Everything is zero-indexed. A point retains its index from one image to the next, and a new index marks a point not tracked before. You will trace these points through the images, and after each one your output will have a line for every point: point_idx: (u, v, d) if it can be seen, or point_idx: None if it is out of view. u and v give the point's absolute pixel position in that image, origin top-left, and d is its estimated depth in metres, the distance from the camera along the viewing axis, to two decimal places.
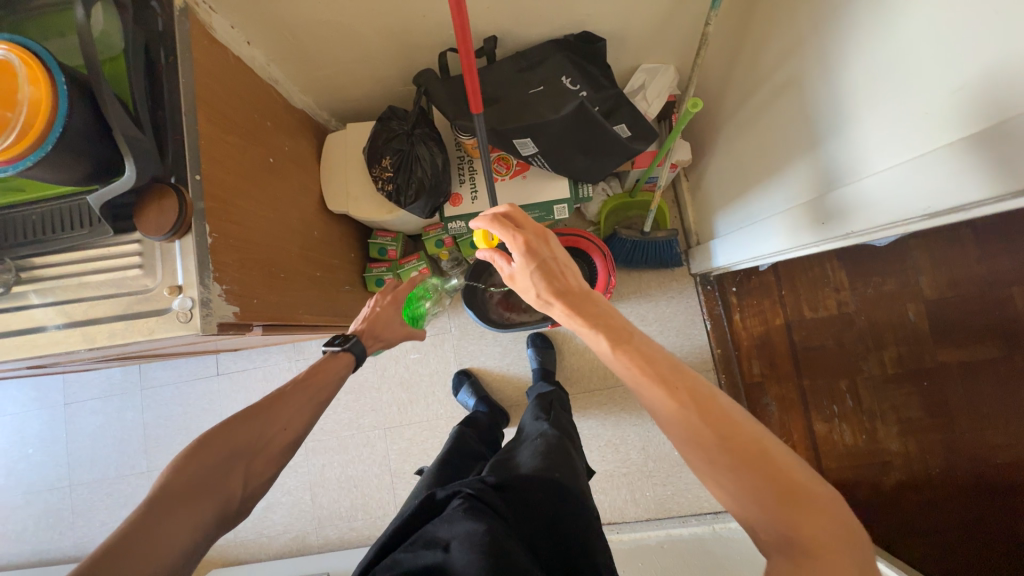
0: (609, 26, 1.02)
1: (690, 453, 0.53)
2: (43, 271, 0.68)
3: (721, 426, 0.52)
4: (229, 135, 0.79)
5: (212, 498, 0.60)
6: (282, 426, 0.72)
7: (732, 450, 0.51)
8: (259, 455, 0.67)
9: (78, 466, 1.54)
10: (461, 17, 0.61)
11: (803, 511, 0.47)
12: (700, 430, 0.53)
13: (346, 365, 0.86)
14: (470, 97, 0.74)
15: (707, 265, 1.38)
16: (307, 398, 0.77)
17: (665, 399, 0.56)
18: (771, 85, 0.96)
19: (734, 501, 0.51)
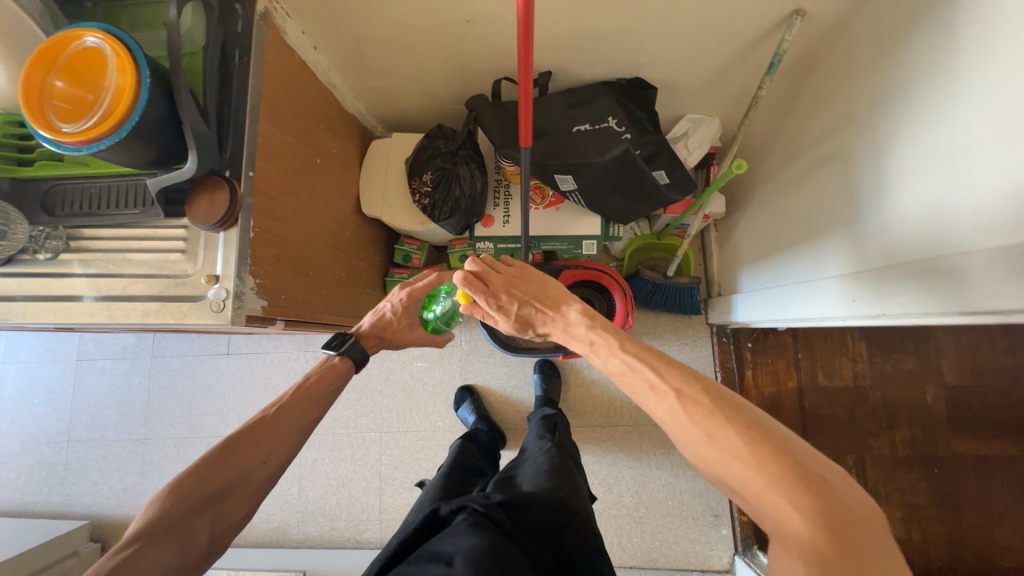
0: (662, 75, 1.04)
1: (698, 456, 0.57)
2: (91, 243, 0.70)
3: (713, 426, 0.55)
4: (284, 135, 0.81)
5: (181, 539, 0.63)
6: (262, 460, 0.72)
7: (739, 456, 0.53)
8: (235, 493, 0.69)
9: (79, 423, 1.56)
10: (526, 56, 0.63)
11: (819, 499, 0.48)
12: (692, 428, 0.57)
13: (342, 372, 0.88)
14: (521, 129, 0.76)
15: (725, 317, 1.38)
16: (293, 418, 0.78)
17: (657, 403, 0.61)
18: (815, 154, 0.97)
19: (753, 504, 0.53)
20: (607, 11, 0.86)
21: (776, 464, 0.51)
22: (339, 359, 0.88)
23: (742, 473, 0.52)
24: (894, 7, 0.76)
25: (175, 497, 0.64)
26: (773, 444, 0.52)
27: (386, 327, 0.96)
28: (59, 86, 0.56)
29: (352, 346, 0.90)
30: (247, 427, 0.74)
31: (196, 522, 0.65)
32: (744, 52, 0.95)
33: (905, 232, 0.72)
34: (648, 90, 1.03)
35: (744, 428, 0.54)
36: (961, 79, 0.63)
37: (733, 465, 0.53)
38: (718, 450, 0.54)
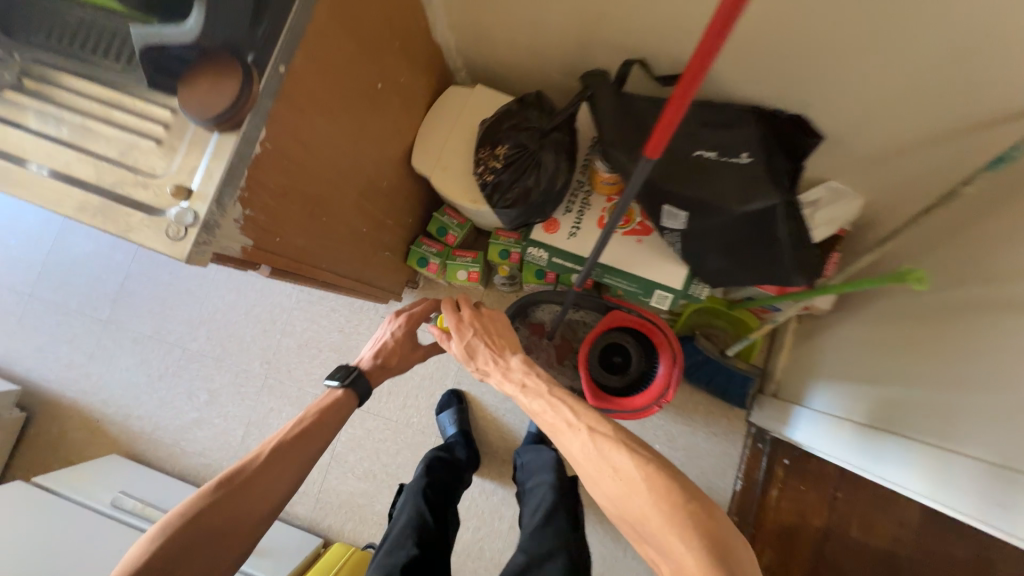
0: (831, 125, 0.80)
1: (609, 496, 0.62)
2: (53, 90, 0.52)
3: (625, 463, 0.61)
4: (345, 37, 0.61)
5: None
6: (257, 500, 0.69)
7: (640, 493, 0.59)
8: (232, 535, 0.67)
9: (46, 281, 1.42)
10: (722, 29, 0.43)
11: (715, 547, 0.54)
12: (605, 468, 0.61)
13: (340, 407, 0.81)
14: (653, 135, 0.55)
15: (772, 423, 1.16)
16: (286, 465, 0.73)
17: (575, 439, 0.64)
18: (984, 288, 0.74)
19: (652, 547, 0.58)
20: None
21: (671, 502, 0.57)
22: (343, 392, 0.83)
23: (646, 511, 0.58)
24: None
25: (165, 544, 0.62)
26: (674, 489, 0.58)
27: (389, 355, 0.89)
28: None
29: (357, 378, 0.84)
30: (237, 471, 0.69)
31: (199, 559, 0.64)
32: (956, 131, 0.71)
33: (1016, 424, 0.61)
34: (810, 138, 0.79)
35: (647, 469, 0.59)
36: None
37: (636, 499, 0.59)
38: (625, 486, 0.60)
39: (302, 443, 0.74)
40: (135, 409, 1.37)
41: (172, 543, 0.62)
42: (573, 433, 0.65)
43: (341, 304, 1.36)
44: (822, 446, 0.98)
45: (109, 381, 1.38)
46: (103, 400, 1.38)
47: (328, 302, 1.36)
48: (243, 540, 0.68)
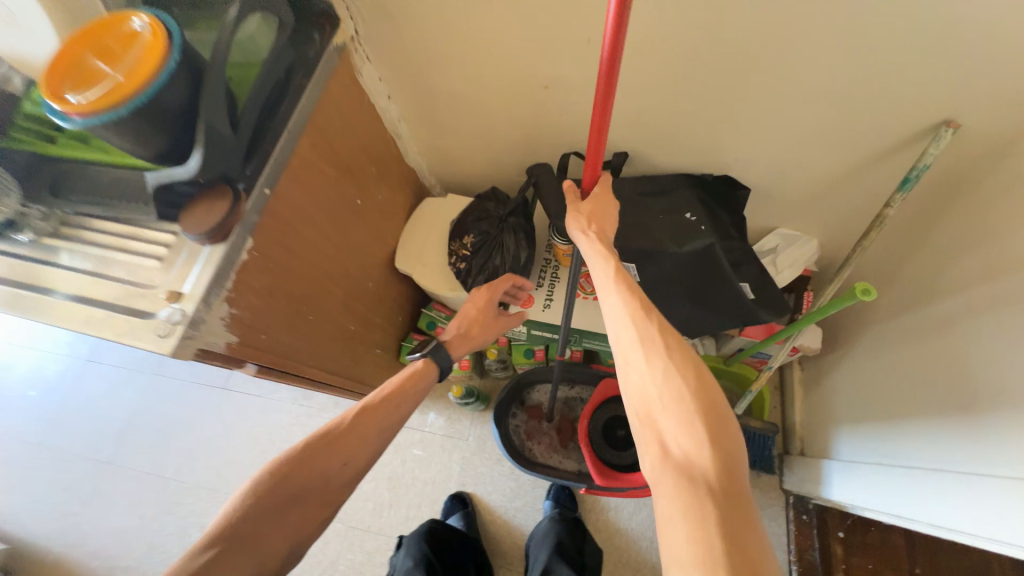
0: (758, 179, 0.89)
1: (631, 364, 0.55)
2: (88, 234, 0.64)
3: (679, 356, 0.53)
4: (323, 164, 0.75)
5: (257, 553, 0.57)
6: (342, 462, 0.64)
7: (696, 433, 0.49)
8: (314, 500, 0.62)
9: (54, 428, 1.45)
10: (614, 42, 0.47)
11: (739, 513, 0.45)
12: (655, 341, 0.54)
13: (425, 375, 0.77)
14: (585, 173, 0.64)
15: (809, 487, 1.03)
16: (376, 419, 0.69)
17: (641, 351, 0.54)
18: (971, 305, 0.73)
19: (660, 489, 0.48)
20: (705, 96, 0.75)
21: (704, 410, 0.50)
22: (424, 363, 0.79)
23: (672, 397, 0.51)
24: None
25: (256, 501, 0.59)
26: (716, 403, 0.51)
27: (470, 326, 0.85)
28: (90, 60, 0.50)
29: (437, 347, 0.80)
30: (329, 425, 0.66)
31: (267, 532, 0.58)
32: (865, 167, 0.80)
33: None
34: (737, 189, 0.89)
35: (700, 374, 0.52)
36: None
37: (672, 385, 0.52)
38: (664, 366, 0.53)
39: (388, 407, 0.70)
40: (123, 559, 1.27)
41: (240, 521, 0.58)
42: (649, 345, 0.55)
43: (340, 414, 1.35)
44: (862, 502, 0.87)
45: (99, 529, 1.31)
46: (90, 552, 1.29)
47: (328, 413, 1.35)
48: (318, 519, 0.62)
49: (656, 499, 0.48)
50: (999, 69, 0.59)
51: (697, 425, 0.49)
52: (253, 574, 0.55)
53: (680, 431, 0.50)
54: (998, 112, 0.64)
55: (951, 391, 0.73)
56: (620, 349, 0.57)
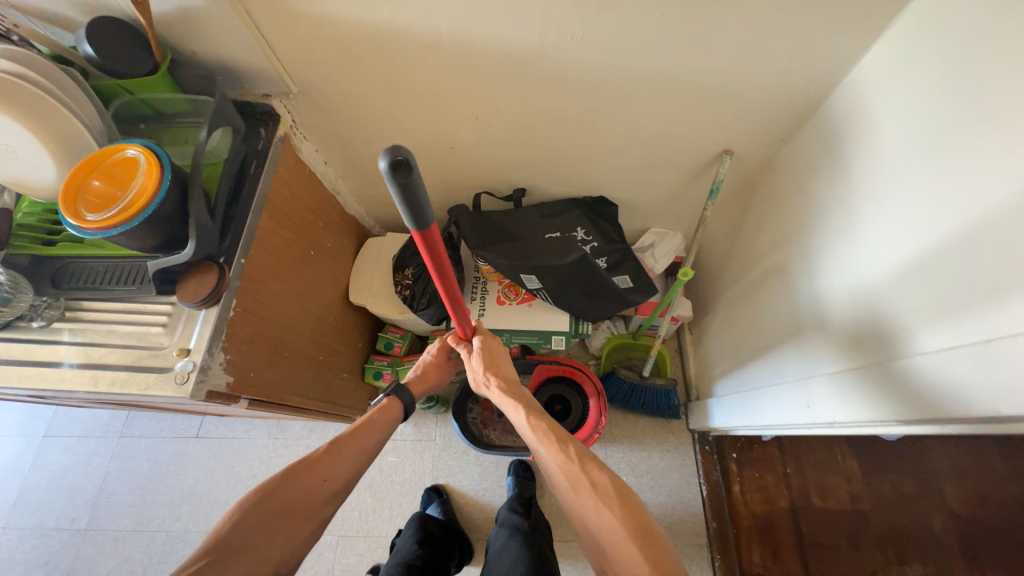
0: (624, 195, 1.19)
1: (575, 508, 0.69)
2: (84, 314, 0.76)
3: (604, 482, 0.69)
4: (282, 229, 0.93)
5: (244, 561, 0.64)
6: (324, 480, 0.74)
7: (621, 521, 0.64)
8: (300, 515, 0.70)
9: (22, 508, 1.46)
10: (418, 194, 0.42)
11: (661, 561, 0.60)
12: (583, 482, 0.69)
13: (393, 413, 0.87)
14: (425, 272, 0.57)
15: (704, 423, 1.33)
16: (355, 446, 0.80)
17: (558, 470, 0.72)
18: (762, 267, 1.05)
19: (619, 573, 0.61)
20: (569, 144, 1.02)
21: (636, 530, 0.63)
22: (389, 400, 0.89)
23: (610, 525, 0.64)
24: (803, 150, 0.90)
25: (243, 514, 0.67)
26: (644, 520, 0.65)
27: (429, 368, 0.98)
28: (95, 184, 0.67)
29: (401, 389, 0.91)
30: (313, 452, 0.76)
31: (250, 548, 0.65)
32: (691, 180, 1.10)
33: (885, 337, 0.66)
34: (609, 207, 1.18)
35: (624, 494, 0.67)
36: (907, 165, 0.64)
37: (606, 514, 0.65)
38: (596, 500, 0.67)
39: (364, 431, 0.81)
40: None
41: (225, 536, 0.65)
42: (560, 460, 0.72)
43: (315, 439, 1.49)
44: (731, 424, 1.15)
45: None
46: None
47: (303, 441, 1.49)
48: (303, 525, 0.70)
49: None
50: (741, 117, 0.91)
51: (613, 512, 0.65)
52: None
53: (604, 522, 0.65)
54: (753, 141, 0.96)
55: (763, 330, 1.03)
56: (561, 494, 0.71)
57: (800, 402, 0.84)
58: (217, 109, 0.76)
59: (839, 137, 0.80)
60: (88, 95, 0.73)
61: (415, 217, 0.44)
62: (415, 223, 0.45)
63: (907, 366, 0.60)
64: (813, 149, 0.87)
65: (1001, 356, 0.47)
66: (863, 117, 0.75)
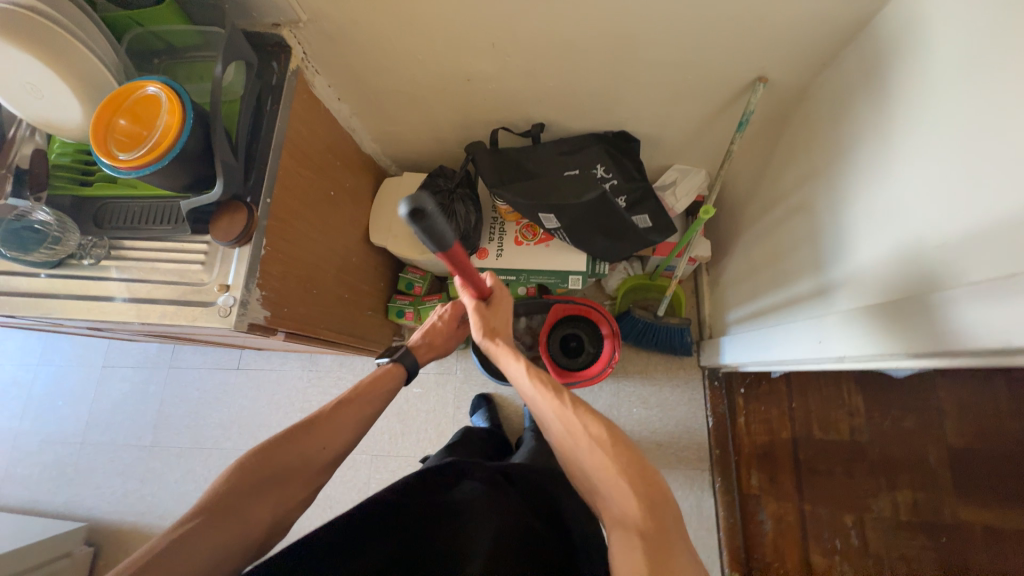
0: (646, 130, 1.14)
1: (568, 448, 0.68)
2: (127, 253, 0.80)
3: (593, 427, 0.67)
4: (303, 169, 0.93)
5: (239, 523, 0.66)
6: (321, 446, 0.76)
7: (605, 450, 0.64)
8: (295, 480, 0.72)
9: (94, 427, 1.65)
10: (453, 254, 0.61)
11: (646, 483, 0.61)
12: (572, 420, 0.68)
13: (395, 377, 0.90)
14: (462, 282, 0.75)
15: (715, 360, 1.37)
16: (351, 414, 0.81)
17: (550, 403, 0.71)
18: (786, 205, 1.03)
19: (605, 496, 0.63)
20: (591, 74, 0.97)
21: (628, 469, 0.62)
22: (393, 365, 0.91)
23: (602, 465, 0.63)
24: (844, 76, 0.84)
25: (238, 475, 0.68)
26: (637, 461, 0.64)
27: (435, 336, 1.01)
28: (122, 123, 0.68)
29: (403, 354, 0.93)
30: (309, 417, 0.78)
31: (248, 509, 0.67)
32: (719, 112, 1.04)
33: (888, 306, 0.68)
34: (631, 142, 1.13)
35: (611, 432, 0.66)
36: (952, 92, 0.61)
37: (597, 454, 0.64)
38: (587, 440, 0.66)
39: (361, 398, 0.83)
40: None
41: (221, 496, 0.66)
42: (549, 395, 0.72)
43: (346, 371, 1.60)
44: (741, 362, 1.20)
45: (161, 498, 1.55)
46: (158, 517, 1.53)
47: (335, 373, 1.60)
48: (304, 483, 0.74)
49: (607, 500, 0.62)
50: (780, 39, 0.84)
51: (599, 439, 0.65)
52: (236, 539, 0.65)
53: (592, 449, 0.65)
54: (790, 67, 0.90)
55: (782, 273, 1.03)
56: (556, 436, 0.70)
57: (810, 343, 0.86)
58: (230, 41, 0.74)
59: (884, 61, 0.74)
60: (100, 29, 0.72)
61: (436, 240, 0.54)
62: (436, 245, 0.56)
63: (926, 304, 0.60)
64: (855, 74, 0.81)
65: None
66: (912, 37, 0.68)
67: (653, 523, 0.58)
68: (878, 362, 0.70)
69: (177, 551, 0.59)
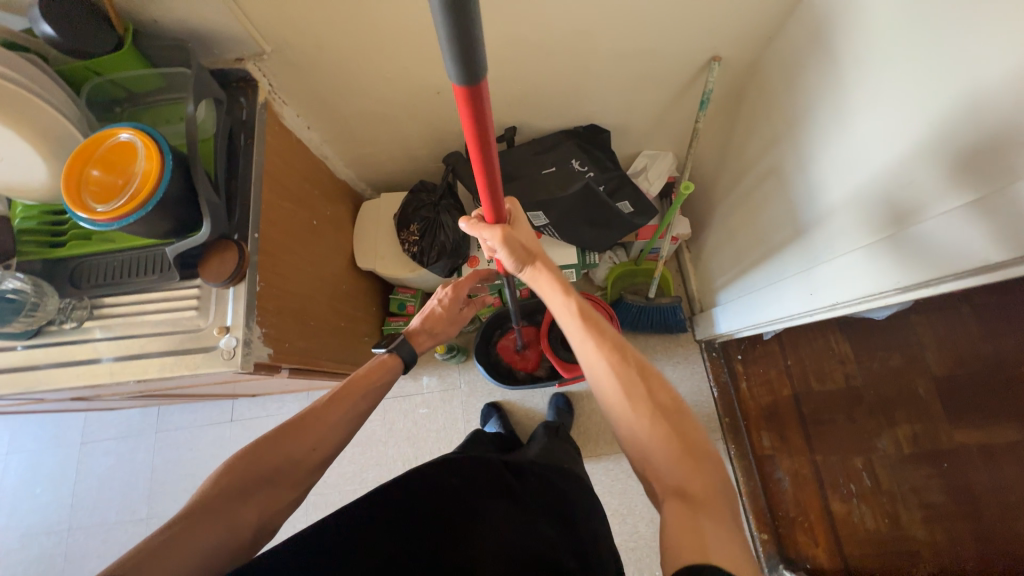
0: (613, 120, 1.18)
1: (622, 413, 0.66)
2: (112, 310, 0.76)
3: (657, 392, 0.66)
4: (284, 201, 0.91)
5: (225, 525, 0.63)
6: (310, 446, 0.73)
7: (669, 416, 0.63)
8: (285, 480, 0.69)
9: (80, 509, 1.54)
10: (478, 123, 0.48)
11: (699, 458, 0.60)
12: (634, 383, 0.67)
13: (390, 368, 0.88)
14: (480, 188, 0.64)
15: (710, 331, 1.42)
16: (342, 408, 0.78)
17: (613, 361, 0.70)
18: (756, 172, 1.08)
19: (657, 466, 0.61)
20: (556, 73, 1.00)
21: (687, 444, 0.61)
22: (390, 356, 0.89)
23: (661, 437, 0.62)
24: (791, 45, 0.90)
25: (227, 478, 0.66)
26: (696, 435, 0.62)
27: (435, 324, 1.00)
28: (94, 174, 0.65)
29: (401, 344, 0.92)
30: (298, 415, 0.75)
31: (234, 511, 0.64)
32: (680, 94, 1.10)
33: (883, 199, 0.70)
34: (601, 134, 1.17)
35: (674, 405, 0.65)
36: (893, 45, 0.67)
37: (658, 426, 0.62)
38: (649, 410, 0.64)
39: (353, 392, 0.80)
40: None
41: (209, 500, 0.63)
42: (610, 354, 0.71)
43: None
44: (736, 327, 1.24)
45: None
46: None
47: None
48: (295, 484, 0.71)
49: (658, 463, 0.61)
50: (728, 18, 0.89)
51: (657, 406, 0.64)
52: (222, 542, 0.61)
53: (650, 413, 0.64)
54: (739, 44, 0.96)
55: (763, 234, 1.08)
56: (610, 400, 0.68)
57: (802, 295, 0.90)
58: (198, 80, 0.73)
59: (826, 25, 0.80)
60: (58, 82, 0.69)
61: (460, 57, 0.37)
62: (460, 74, 0.39)
63: (906, 237, 0.64)
64: (800, 43, 0.87)
65: (998, 206, 0.51)
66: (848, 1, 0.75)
67: (705, 489, 0.56)
68: (868, 298, 0.74)
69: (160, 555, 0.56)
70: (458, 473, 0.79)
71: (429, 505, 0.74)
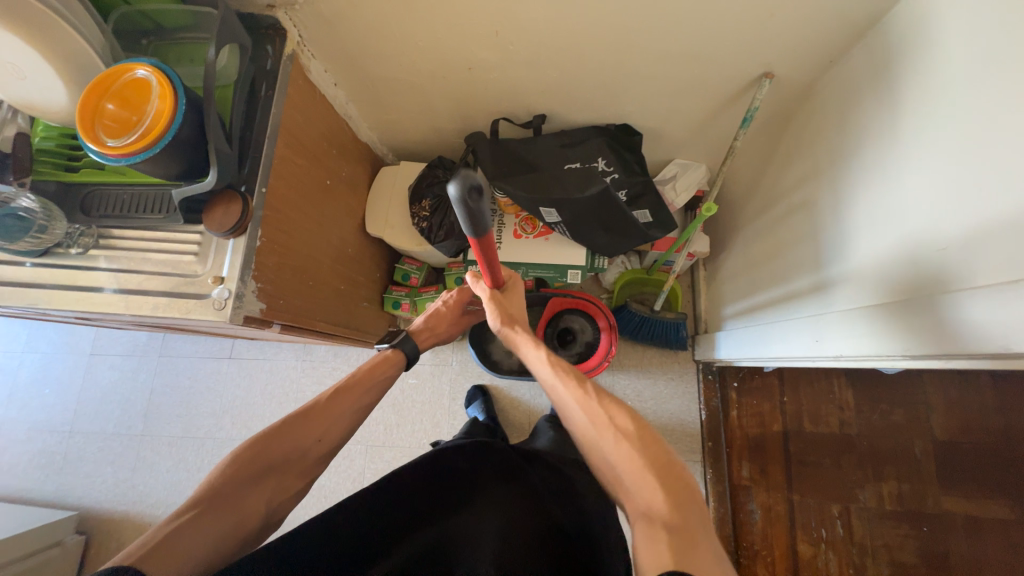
0: (648, 123, 1.12)
1: (592, 442, 0.69)
2: (116, 242, 0.78)
3: (619, 416, 0.68)
4: (298, 157, 0.90)
5: (235, 514, 0.64)
6: (316, 438, 0.74)
7: (629, 440, 0.65)
8: (292, 470, 0.71)
9: (82, 415, 1.63)
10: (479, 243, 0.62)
11: (667, 476, 0.61)
12: (601, 415, 0.69)
13: (394, 363, 0.88)
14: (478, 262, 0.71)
15: (710, 354, 1.38)
16: (350, 398, 0.80)
17: (575, 394, 0.73)
18: (788, 203, 1.02)
19: (627, 488, 0.62)
20: (595, 66, 0.95)
21: (655, 463, 0.62)
22: (392, 352, 0.90)
23: (628, 460, 0.63)
24: (851, 75, 0.83)
25: (235, 466, 0.66)
26: (660, 453, 0.64)
27: (437, 322, 1.00)
28: (109, 108, 0.65)
29: (404, 340, 0.92)
30: (306, 405, 0.76)
31: (244, 500, 0.65)
32: (723, 107, 1.04)
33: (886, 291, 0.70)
34: (633, 136, 1.12)
35: (638, 426, 0.67)
36: (957, 97, 0.60)
37: (625, 448, 0.65)
38: (615, 432, 0.66)
39: (364, 385, 0.82)
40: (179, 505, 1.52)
41: (215, 489, 0.64)
42: (571, 387, 0.74)
43: (340, 362, 1.58)
44: (737, 357, 1.20)
45: (152, 487, 1.53)
46: (150, 505, 1.52)
47: (329, 363, 1.59)
48: (302, 467, 0.72)
49: (629, 488, 0.62)
50: (788, 35, 0.82)
51: (619, 431, 0.67)
52: (233, 531, 0.63)
53: (615, 441, 0.66)
54: (796, 64, 0.89)
55: (778, 274, 1.04)
56: (580, 430, 0.71)
57: (805, 343, 0.87)
58: (224, 24, 0.71)
59: (893, 60, 0.73)
60: (87, 8, 0.69)
61: (473, 223, 0.53)
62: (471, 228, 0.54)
63: (927, 306, 0.60)
64: (862, 74, 0.80)
65: None
66: (921, 38, 0.68)
67: (674, 508, 0.57)
68: (875, 360, 0.70)
69: (176, 543, 0.56)
70: (465, 455, 0.83)
71: (435, 476, 0.78)
